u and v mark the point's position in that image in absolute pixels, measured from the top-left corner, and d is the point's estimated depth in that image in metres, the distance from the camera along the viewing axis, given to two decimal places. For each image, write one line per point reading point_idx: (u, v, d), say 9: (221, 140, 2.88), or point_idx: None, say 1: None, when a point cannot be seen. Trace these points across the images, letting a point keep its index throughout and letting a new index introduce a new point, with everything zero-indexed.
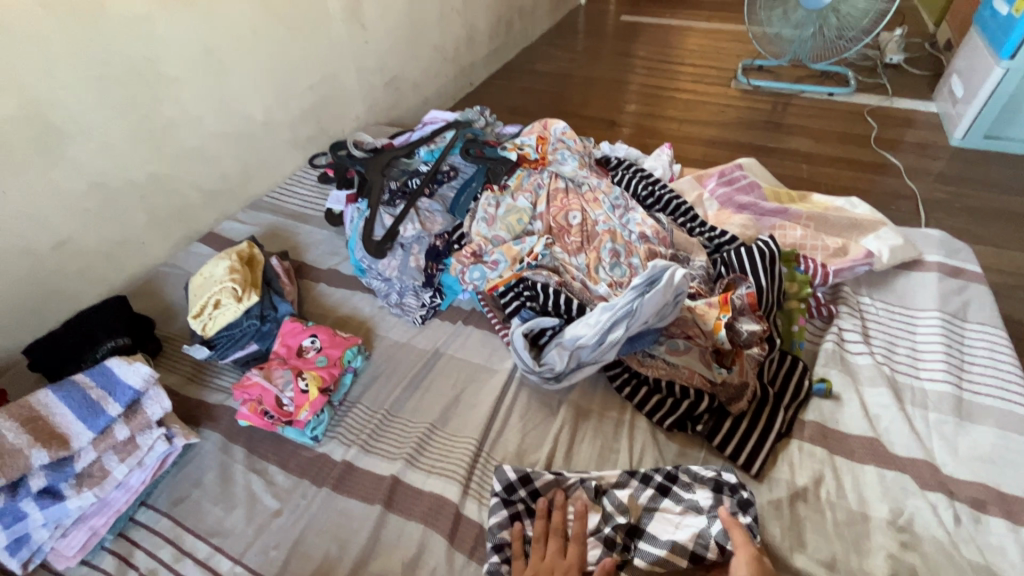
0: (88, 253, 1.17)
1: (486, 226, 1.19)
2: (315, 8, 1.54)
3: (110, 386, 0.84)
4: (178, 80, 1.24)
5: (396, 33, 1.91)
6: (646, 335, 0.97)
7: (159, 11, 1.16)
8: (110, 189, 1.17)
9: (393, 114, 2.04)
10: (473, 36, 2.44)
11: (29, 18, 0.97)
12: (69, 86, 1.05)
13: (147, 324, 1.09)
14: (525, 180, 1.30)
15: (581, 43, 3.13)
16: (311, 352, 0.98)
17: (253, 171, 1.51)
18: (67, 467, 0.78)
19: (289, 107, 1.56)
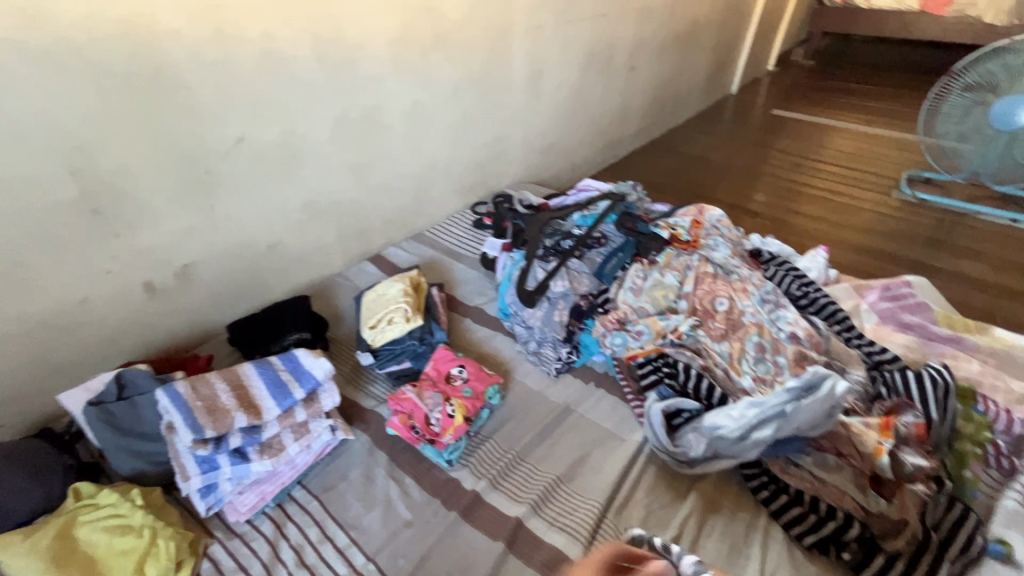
0: (289, 256, 1.38)
1: (632, 296, 1.25)
2: (504, 79, 1.74)
3: (298, 373, 0.98)
4: (389, 126, 1.46)
5: (562, 104, 2.08)
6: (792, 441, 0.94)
7: (391, 71, 1.39)
8: (318, 207, 1.39)
9: (543, 175, 2.19)
10: (627, 113, 2.58)
11: (306, 69, 1.21)
12: (316, 122, 1.28)
13: (323, 324, 1.25)
14: (674, 258, 1.32)
15: (728, 131, 3.16)
16: (458, 381, 1.07)
17: (422, 208, 1.70)
18: (257, 433, 0.91)
19: (463, 157, 1.75)
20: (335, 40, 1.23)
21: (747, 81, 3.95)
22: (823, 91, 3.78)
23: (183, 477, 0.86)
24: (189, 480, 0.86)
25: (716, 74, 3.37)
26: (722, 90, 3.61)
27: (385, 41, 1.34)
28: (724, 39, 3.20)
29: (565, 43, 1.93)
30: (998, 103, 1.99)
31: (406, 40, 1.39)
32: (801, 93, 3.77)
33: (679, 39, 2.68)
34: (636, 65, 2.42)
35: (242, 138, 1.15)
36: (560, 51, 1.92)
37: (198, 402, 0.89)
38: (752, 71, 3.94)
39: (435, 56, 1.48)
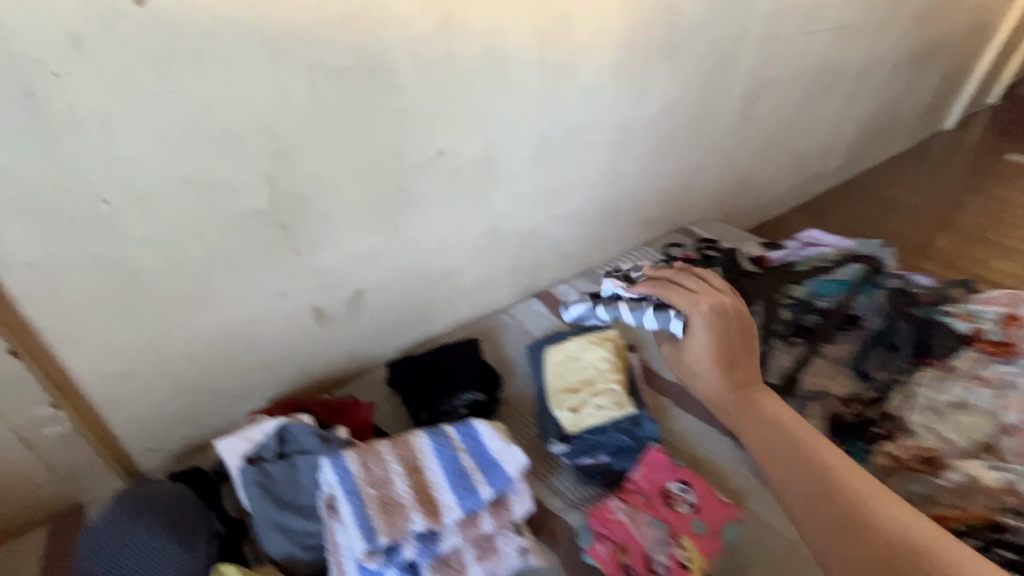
0: (459, 286, 1.18)
1: (929, 418, 0.88)
2: (721, 97, 1.44)
3: (486, 464, 0.76)
4: (591, 146, 1.22)
5: (771, 132, 1.73)
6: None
7: (609, 82, 1.15)
8: (499, 233, 1.18)
9: (729, 211, 1.84)
10: (833, 145, 2.14)
11: (524, 74, 1.00)
12: (520, 136, 1.07)
13: (495, 380, 1.04)
14: (982, 369, 0.94)
15: (947, 175, 2.56)
16: (683, 507, 0.78)
17: (600, 241, 1.44)
18: (435, 545, 0.69)
19: (655, 186, 1.47)
20: (561, 40, 1.01)
21: (964, 116, 3.25)
22: None
23: None
24: None
25: (935, 105, 2.77)
26: (934, 124, 2.98)
27: (613, 45, 1.10)
28: (958, 63, 2.60)
29: (794, 58, 1.57)
30: None
31: (632, 45, 1.13)
32: None
33: (911, 60, 2.18)
34: (859, 89, 1.98)
35: (443, 151, 0.97)
36: (786, 68, 1.57)
37: (371, 491, 0.70)
38: (972, 103, 3.23)
39: (657, 66, 1.22)
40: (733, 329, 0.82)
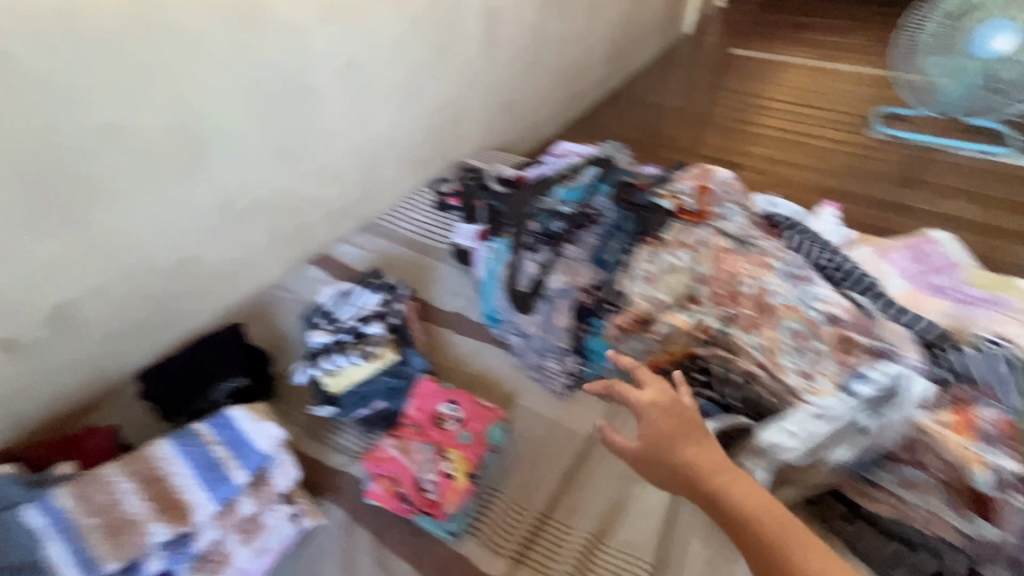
0: (207, 272, 1.08)
1: (646, 286, 1.03)
2: (455, 24, 1.43)
3: (237, 446, 0.72)
4: (320, 95, 1.15)
5: (523, 54, 1.79)
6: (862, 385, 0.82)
7: (315, 22, 1.07)
8: (239, 206, 1.09)
9: (506, 138, 1.91)
10: (589, 61, 2.31)
11: (194, 23, 0.89)
12: (221, 96, 0.97)
13: (265, 360, 0.98)
14: (684, 234, 1.13)
15: (690, 74, 2.94)
16: (450, 423, 0.83)
17: (372, 192, 1.41)
18: (186, 546, 0.67)
19: (415, 126, 1.45)
20: None
21: (702, 19, 3.72)
22: (780, 26, 3.62)
23: None
24: None
25: (672, 12, 3.12)
26: (678, 29, 3.37)
27: None
28: None
29: None
30: (978, 26, 1.91)
31: None
32: (756, 28, 3.59)
33: None
34: (596, 4, 2.15)
35: (116, 126, 0.86)
36: None
37: (94, 520, 0.64)
38: (705, 7, 3.71)
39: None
40: (665, 425, 0.70)
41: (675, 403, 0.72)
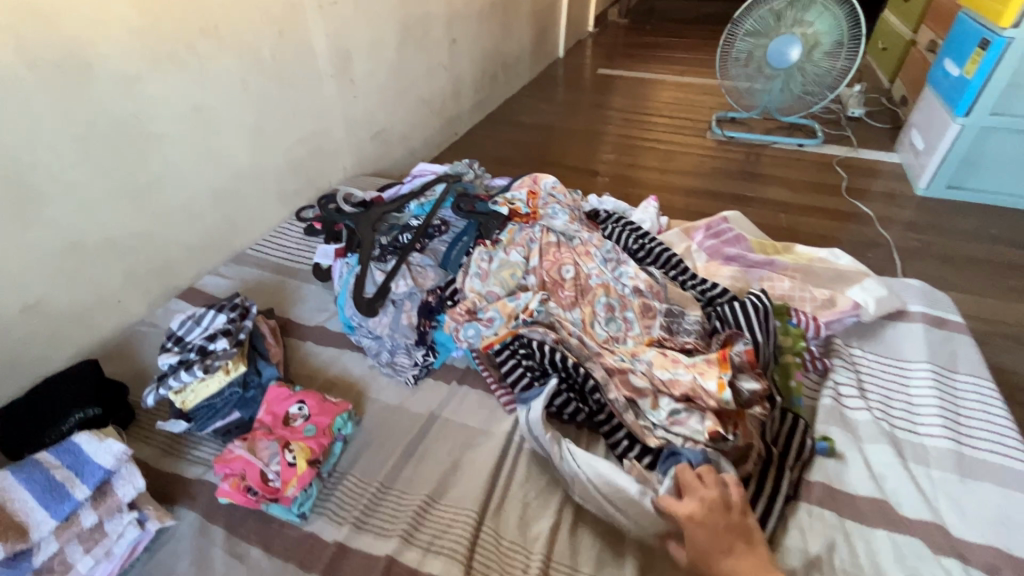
0: (58, 314, 1.11)
1: (479, 282, 1.18)
2: (305, 64, 1.55)
3: (78, 466, 0.78)
4: (165, 136, 1.22)
5: (385, 86, 1.92)
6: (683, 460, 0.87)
7: (148, 70, 1.15)
8: (85, 248, 1.12)
9: (381, 164, 2.02)
10: (458, 88, 2.50)
11: (12, 77, 0.94)
12: (50, 144, 1.02)
13: (121, 391, 1.02)
14: (517, 233, 1.29)
15: (561, 95, 3.22)
16: (299, 420, 0.93)
17: (237, 225, 1.47)
18: (24, 561, 0.71)
19: (276, 160, 1.54)
20: (50, 38, 0.98)
21: (573, 44, 4.07)
22: (642, 47, 4.04)
23: None
24: None
25: (541, 40, 3.41)
26: (551, 55, 3.68)
27: (131, 33, 1.10)
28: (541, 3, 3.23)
29: (371, 19, 1.76)
30: (772, 45, 2.29)
31: (160, 32, 1.15)
32: (622, 50, 3.99)
33: (494, 7, 2.64)
34: (456, 37, 2.34)
35: None
36: (368, 29, 1.76)
37: None
38: (575, 34, 4.07)
39: (206, 47, 1.26)
40: (719, 542, 0.68)
41: (717, 505, 0.73)
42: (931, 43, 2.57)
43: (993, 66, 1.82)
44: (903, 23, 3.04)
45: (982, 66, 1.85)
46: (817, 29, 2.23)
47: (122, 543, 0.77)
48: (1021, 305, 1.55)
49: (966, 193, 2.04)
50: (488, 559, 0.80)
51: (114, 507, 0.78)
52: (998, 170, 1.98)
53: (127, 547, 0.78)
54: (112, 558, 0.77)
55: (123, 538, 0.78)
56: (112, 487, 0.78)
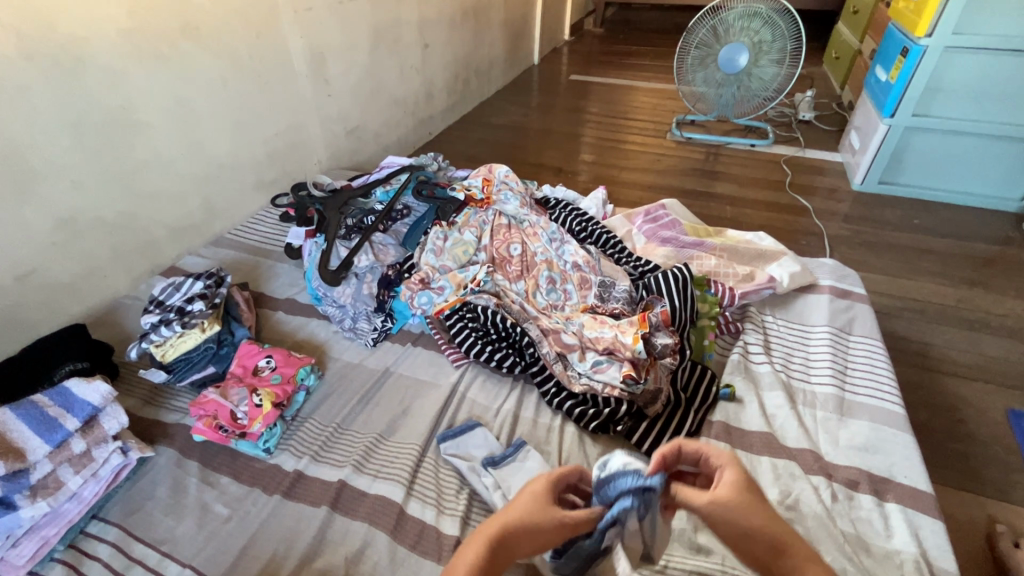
0: (49, 284, 1.22)
1: (434, 256, 1.31)
2: (281, 64, 1.68)
3: (69, 403, 0.89)
4: (150, 126, 1.34)
5: (358, 86, 2.06)
6: (615, 479, 0.65)
7: (134, 65, 1.27)
8: (76, 225, 1.24)
9: (355, 159, 2.15)
10: (432, 89, 2.64)
11: (13, 70, 1.07)
12: (45, 129, 1.14)
13: (106, 350, 1.13)
14: (471, 217, 1.42)
15: (534, 98, 3.38)
16: (266, 371, 1.05)
17: (217, 210, 1.59)
18: (23, 478, 0.81)
19: (254, 152, 1.67)
20: (48, 36, 1.10)
21: (549, 51, 4.26)
22: (614, 55, 4.24)
23: None
24: None
25: (515, 47, 3.58)
26: (525, 61, 3.85)
27: (118, 32, 1.23)
28: (515, 11, 3.40)
29: (345, 24, 1.90)
30: (723, 51, 2.46)
31: (145, 31, 1.28)
32: (595, 58, 4.17)
33: (467, 15, 2.80)
34: (429, 42, 2.49)
35: None
36: (342, 32, 1.90)
37: None
38: (550, 41, 4.25)
39: (188, 46, 1.39)
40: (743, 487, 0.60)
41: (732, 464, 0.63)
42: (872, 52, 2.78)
43: (913, 71, 2.01)
44: (851, 33, 3.25)
45: (903, 72, 2.04)
46: (763, 37, 2.41)
47: (107, 469, 0.89)
48: (932, 284, 1.71)
49: (896, 188, 2.23)
50: (428, 482, 0.93)
51: (101, 438, 0.89)
52: (923, 167, 2.17)
53: (111, 474, 0.90)
54: (98, 482, 0.88)
55: (107, 466, 0.89)
56: (99, 421, 0.90)
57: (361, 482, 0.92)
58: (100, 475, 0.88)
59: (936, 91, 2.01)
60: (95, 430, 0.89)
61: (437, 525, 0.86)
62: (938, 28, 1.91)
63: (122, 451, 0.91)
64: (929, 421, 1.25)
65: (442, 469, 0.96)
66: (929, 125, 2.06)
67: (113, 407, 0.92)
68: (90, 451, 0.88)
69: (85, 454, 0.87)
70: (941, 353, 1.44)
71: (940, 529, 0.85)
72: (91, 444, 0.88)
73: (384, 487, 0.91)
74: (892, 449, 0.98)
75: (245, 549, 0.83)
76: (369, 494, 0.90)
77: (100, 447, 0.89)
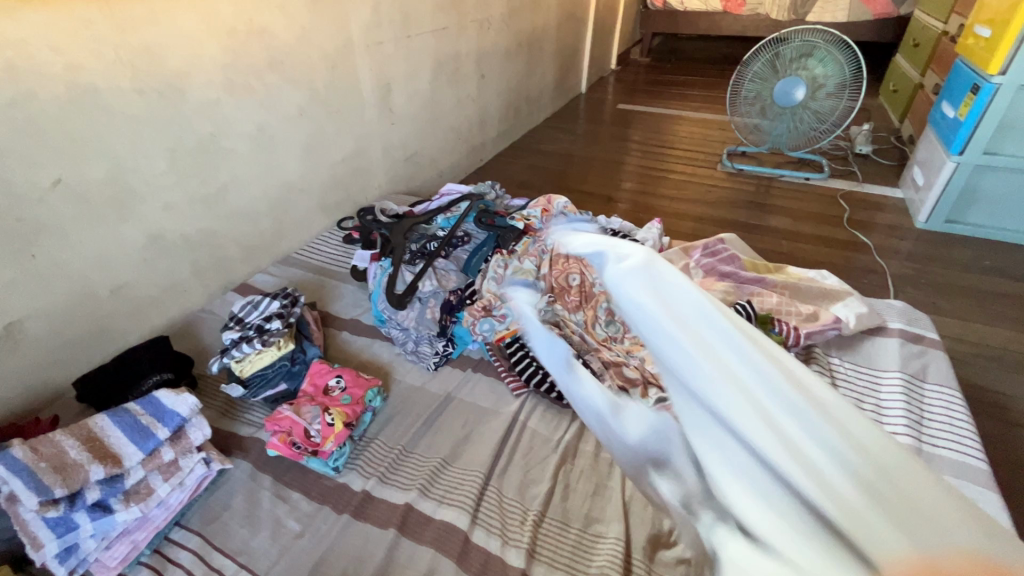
0: (138, 297, 1.31)
1: (495, 284, 1.35)
2: (351, 94, 1.77)
3: (160, 413, 0.94)
4: (234, 152, 1.44)
5: (419, 114, 2.14)
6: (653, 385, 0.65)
7: (225, 96, 1.37)
8: (165, 242, 1.33)
9: (412, 183, 2.23)
10: (485, 117, 2.72)
11: (124, 101, 1.17)
12: (147, 155, 1.24)
13: (188, 361, 1.20)
14: (530, 245, 1.45)
15: (582, 126, 3.43)
16: (336, 391, 1.09)
17: (286, 231, 1.68)
18: (118, 483, 0.87)
19: (322, 175, 1.75)
20: (155, 70, 1.21)
21: (595, 80, 4.32)
22: (660, 84, 4.27)
23: (34, 547, 0.80)
24: (44, 548, 0.81)
25: (564, 77, 3.65)
26: (573, 89, 3.92)
27: (214, 67, 1.33)
28: (565, 43, 3.49)
29: (410, 56, 2.00)
30: (779, 84, 2.45)
31: (237, 65, 1.38)
32: (642, 87, 4.21)
33: (521, 46, 2.89)
34: (485, 73, 2.58)
35: (60, 179, 1.10)
36: (407, 65, 1.99)
37: (42, 463, 0.83)
38: (597, 70, 4.32)
39: (272, 78, 1.48)
40: None
41: None
42: (935, 87, 2.71)
43: (985, 107, 1.94)
44: (911, 67, 3.18)
45: (973, 108, 1.97)
46: (820, 71, 2.39)
47: (191, 478, 0.94)
48: (1007, 331, 1.63)
49: (964, 228, 2.15)
50: (494, 512, 0.93)
51: (187, 447, 0.94)
52: (993, 207, 2.08)
53: (195, 482, 0.94)
54: (183, 489, 0.93)
55: (191, 475, 0.94)
56: (187, 430, 0.95)
57: (427, 507, 0.94)
58: (185, 482, 0.93)
59: (1009, 128, 1.94)
60: (183, 439, 0.95)
61: (502, 556, 0.86)
62: (1013, 65, 1.85)
63: (206, 460, 0.95)
64: (1011, 479, 1.18)
65: (504, 501, 0.96)
66: (1001, 164, 1.98)
67: (199, 418, 0.97)
68: (177, 460, 0.93)
69: (173, 463, 0.92)
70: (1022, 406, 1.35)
71: None
72: (179, 453, 0.93)
73: (448, 516, 0.92)
74: (977, 507, 0.93)
75: (316, 567, 0.85)
76: (433, 521, 0.92)
77: (187, 455, 0.94)
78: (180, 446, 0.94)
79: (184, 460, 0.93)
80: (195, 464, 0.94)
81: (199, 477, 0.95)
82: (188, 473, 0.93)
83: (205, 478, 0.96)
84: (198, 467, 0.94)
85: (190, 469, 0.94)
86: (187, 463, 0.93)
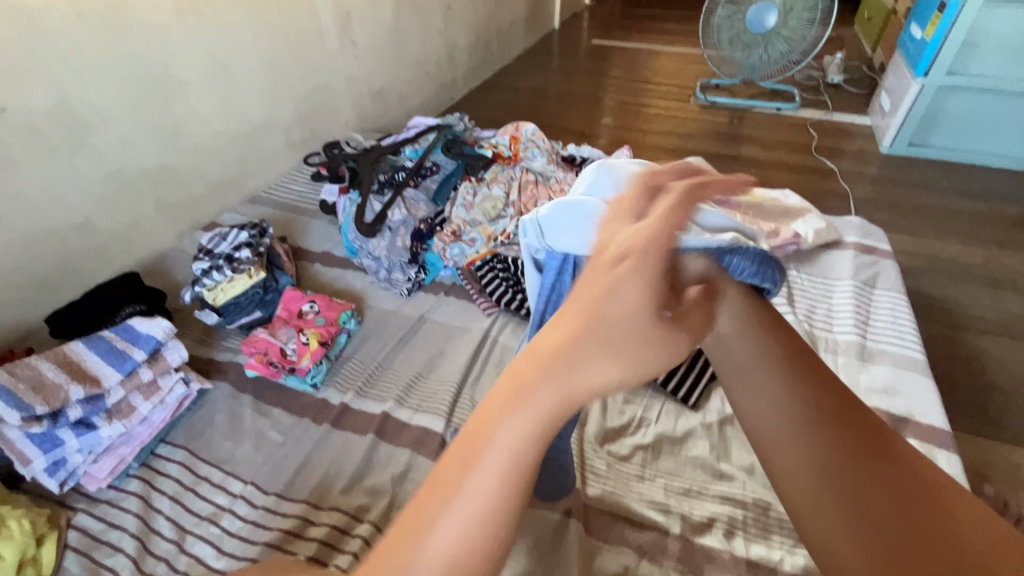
0: (102, 235, 1.29)
1: (465, 211, 1.36)
2: (310, 23, 1.70)
3: (134, 338, 0.96)
4: (189, 83, 1.39)
5: (383, 47, 2.07)
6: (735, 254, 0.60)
7: (173, 22, 1.31)
8: (125, 177, 1.30)
9: (381, 121, 2.18)
10: (454, 53, 2.63)
11: (64, 23, 1.11)
12: (94, 83, 1.19)
13: (160, 294, 1.21)
14: (499, 173, 1.45)
15: (555, 62, 3.34)
16: (310, 314, 1.11)
17: (252, 169, 1.65)
18: (100, 402, 0.89)
19: (284, 110, 1.70)
20: None
21: (570, 16, 4.17)
22: (636, 19, 4.14)
23: (23, 462, 0.84)
24: (31, 463, 0.84)
25: (535, 11, 3.51)
26: (546, 25, 3.78)
27: None
28: None
29: None
30: (751, 11, 2.40)
31: None
32: (617, 22, 4.08)
33: None
34: (451, 4, 2.47)
35: (4, 108, 1.06)
36: None
37: (21, 384, 0.85)
38: (571, 5, 4.15)
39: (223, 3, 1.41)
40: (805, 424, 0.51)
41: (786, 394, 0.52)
42: (907, 10, 2.69)
43: (950, 26, 1.95)
44: None
45: (939, 28, 1.98)
46: None
47: (174, 398, 0.97)
48: (959, 245, 1.71)
49: (926, 151, 2.19)
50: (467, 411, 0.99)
51: (166, 369, 0.97)
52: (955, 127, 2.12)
53: (177, 401, 0.97)
54: (166, 408, 0.96)
55: (173, 395, 0.97)
56: (165, 353, 0.98)
57: (404, 413, 0.99)
58: (169, 403, 0.96)
59: (972, 46, 1.97)
60: (161, 362, 0.96)
61: None
62: None
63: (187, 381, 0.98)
64: (949, 373, 1.28)
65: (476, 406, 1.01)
66: (963, 83, 2.01)
67: (174, 343, 0.98)
68: (157, 382, 0.95)
69: (153, 385, 0.95)
70: (965, 310, 1.45)
71: (956, 462, 0.89)
72: (159, 374, 0.96)
73: (425, 420, 0.97)
74: (911, 391, 1.02)
75: (301, 468, 0.91)
76: (410, 423, 0.97)
77: (167, 376, 0.97)
78: (160, 369, 0.96)
79: (165, 381, 0.96)
80: (176, 386, 0.97)
81: (181, 397, 0.98)
82: (171, 394, 0.96)
83: (187, 399, 0.99)
84: (180, 388, 0.97)
85: (172, 389, 0.96)
86: (168, 385, 0.96)
